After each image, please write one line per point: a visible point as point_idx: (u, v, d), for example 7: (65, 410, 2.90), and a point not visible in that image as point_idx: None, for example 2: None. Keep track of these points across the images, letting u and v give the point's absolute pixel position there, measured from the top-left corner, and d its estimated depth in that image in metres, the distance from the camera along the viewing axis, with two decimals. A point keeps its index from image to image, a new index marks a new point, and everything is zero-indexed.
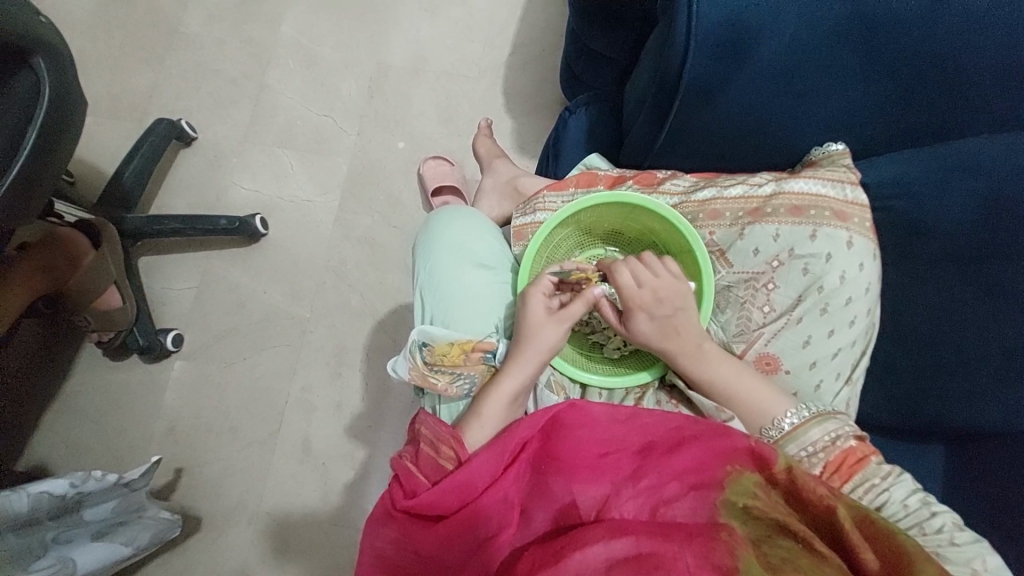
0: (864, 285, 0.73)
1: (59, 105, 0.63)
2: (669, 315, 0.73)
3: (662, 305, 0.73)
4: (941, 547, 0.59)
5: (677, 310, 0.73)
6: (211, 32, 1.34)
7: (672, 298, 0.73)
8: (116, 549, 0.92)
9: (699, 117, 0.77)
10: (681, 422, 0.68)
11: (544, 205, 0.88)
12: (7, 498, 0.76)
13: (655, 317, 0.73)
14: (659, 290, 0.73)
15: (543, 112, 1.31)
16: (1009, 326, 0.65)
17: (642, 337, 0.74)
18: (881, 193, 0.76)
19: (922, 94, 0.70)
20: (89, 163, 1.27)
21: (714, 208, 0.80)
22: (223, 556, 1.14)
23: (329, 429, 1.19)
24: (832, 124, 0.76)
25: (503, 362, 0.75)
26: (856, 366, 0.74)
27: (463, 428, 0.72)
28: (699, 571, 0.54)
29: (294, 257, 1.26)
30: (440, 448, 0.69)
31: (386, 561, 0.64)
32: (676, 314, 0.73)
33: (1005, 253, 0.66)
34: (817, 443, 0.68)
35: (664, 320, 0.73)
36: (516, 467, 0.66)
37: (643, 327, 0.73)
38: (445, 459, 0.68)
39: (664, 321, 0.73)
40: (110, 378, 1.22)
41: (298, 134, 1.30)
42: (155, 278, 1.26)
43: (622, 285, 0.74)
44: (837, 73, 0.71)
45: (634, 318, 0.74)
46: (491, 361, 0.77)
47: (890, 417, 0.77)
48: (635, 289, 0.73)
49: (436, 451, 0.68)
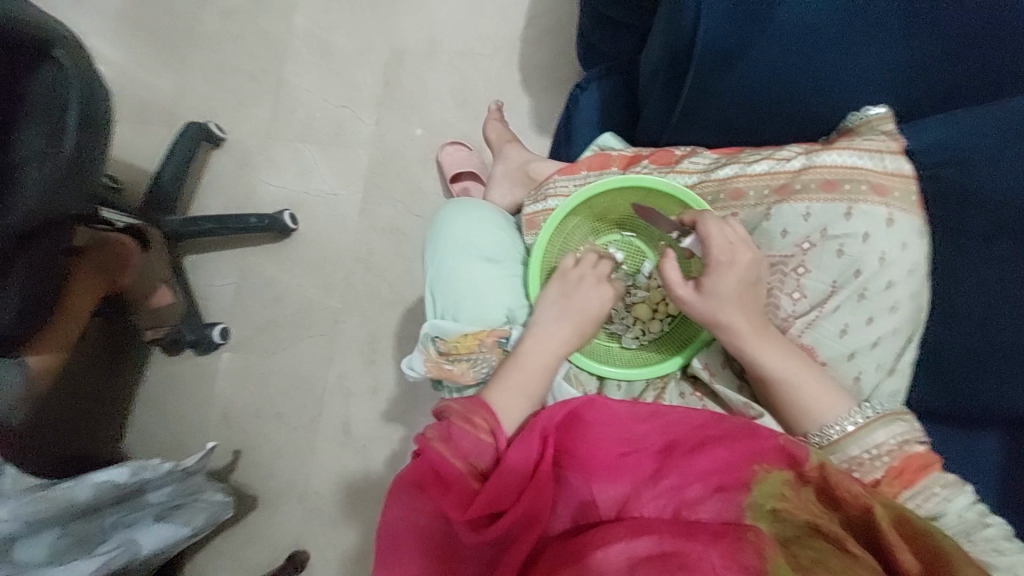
0: (906, 266, 0.66)
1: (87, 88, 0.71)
2: (751, 283, 0.67)
3: (750, 270, 0.67)
4: (988, 556, 0.54)
5: (756, 280, 0.67)
6: (229, 31, 1.36)
7: (759, 265, 0.67)
8: (176, 529, 0.97)
9: (717, 89, 0.72)
10: (704, 420, 0.63)
11: (556, 190, 0.84)
12: (69, 490, 0.82)
13: (740, 278, 0.66)
14: (753, 259, 0.67)
15: (562, 85, 1.25)
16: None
17: (715, 303, 0.66)
18: (927, 161, 0.67)
19: (975, 44, 0.62)
20: (130, 168, 1.33)
21: (737, 186, 0.74)
22: (278, 533, 1.20)
23: (366, 413, 1.23)
24: (871, 83, 0.68)
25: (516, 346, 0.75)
26: (900, 356, 0.67)
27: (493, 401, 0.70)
28: (726, 573, 0.51)
29: (323, 250, 1.28)
30: (473, 420, 0.66)
31: (423, 534, 0.60)
32: (757, 284, 0.68)
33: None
34: (882, 446, 0.62)
35: (746, 287, 0.67)
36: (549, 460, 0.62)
37: (723, 289, 0.66)
38: (482, 431, 0.65)
39: (744, 290, 0.67)
40: (165, 371, 1.30)
41: (318, 126, 1.31)
42: (199, 276, 1.32)
43: (706, 237, 0.66)
44: (873, 23, 0.64)
45: (720, 276, 0.66)
46: (505, 345, 0.77)
47: (942, 404, 0.68)
48: (722, 244, 0.66)
49: (470, 425, 0.65)
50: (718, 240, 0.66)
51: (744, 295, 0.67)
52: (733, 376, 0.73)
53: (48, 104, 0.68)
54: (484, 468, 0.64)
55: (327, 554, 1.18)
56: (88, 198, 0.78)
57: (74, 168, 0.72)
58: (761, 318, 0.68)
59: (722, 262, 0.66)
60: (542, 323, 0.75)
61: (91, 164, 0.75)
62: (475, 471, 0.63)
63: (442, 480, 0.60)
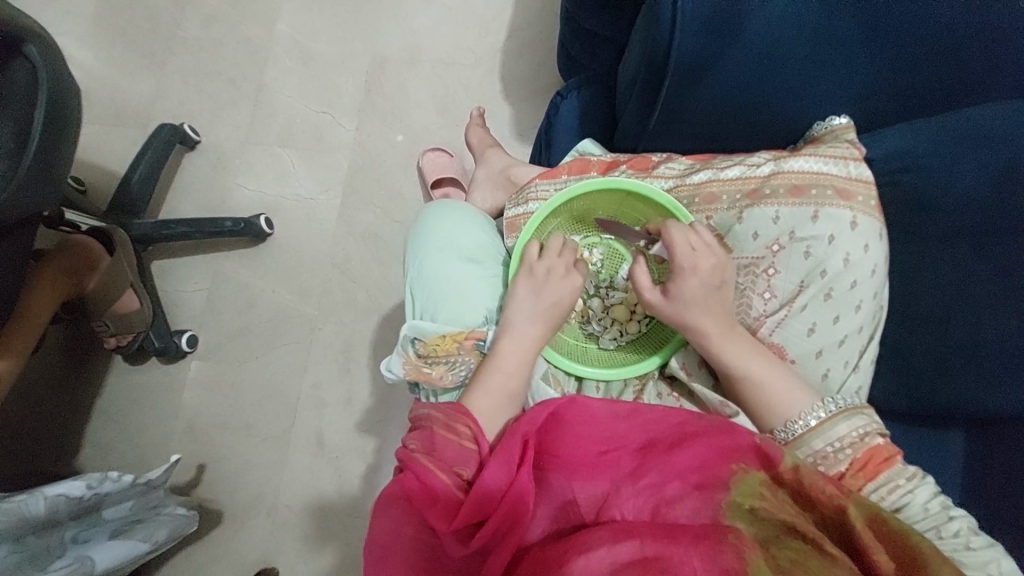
0: (870, 267, 0.69)
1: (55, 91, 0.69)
2: (717, 286, 0.69)
3: (714, 274, 0.70)
4: (957, 551, 0.56)
5: (723, 284, 0.70)
6: (208, 35, 1.35)
7: (722, 269, 0.70)
8: (134, 545, 0.93)
9: (691, 98, 0.75)
10: (683, 418, 0.65)
11: (537, 195, 0.85)
12: (22, 503, 0.77)
13: (705, 283, 0.69)
14: (715, 259, 0.70)
15: (541, 97, 1.28)
16: (1004, 320, 0.61)
17: (688, 302, 0.69)
18: (886, 168, 0.71)
19: (928, 63, 0.67)
20: (99, 170, 1.29)
21: (711, 191, 0.77)
22: (245, 547, 1.16)
23: (340, 423, 1.20)
24: (831, 97, 0.72)
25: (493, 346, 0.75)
26: (863, 353, 0.70)
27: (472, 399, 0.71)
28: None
29: (299, 255, 1.27)
30: (455, 427, 0.67)
31: (407, 546, 0.59)
32: (722, 288, 0.70)
33: (1008, 231, 0.61)
34: (844, 439, 0.64)
35: (712, 289, 0.70)
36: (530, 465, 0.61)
37: (690, 291, 0.69)
38: (465, 438, 0.66)
39: (711, 290, 0.69)
40: (131, 379, 1.25)
41: (297, 131, 1.30)
42: (169, 281, 1.29)
43: (674, 245, 0.70)
44: (837, 44, 0.68)
45: (682, 279, 0.69)
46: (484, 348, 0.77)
47: (902, 402, 0.72)
48: (689, 252, 0.69)
49: (451, 431, 0.66)
50: (681, 245, 0.69)
51: (713, 296, 0.69)
52: (708, 375, 0.75)
53: (14, 102, 0.66)
54: (469, 476, 0.63)
55: (296, 568, 1.15)
56: (49, 202, 0.75)
57: (45, 169, 0.70)
58: (728, 322, 0.69)
59: (686, 268, 0.69)
60: (510, 327, 0.75)
61: (60, 167, 0.73)
62: (460, 482, 0.62)
63: (426, 491, 0.60)
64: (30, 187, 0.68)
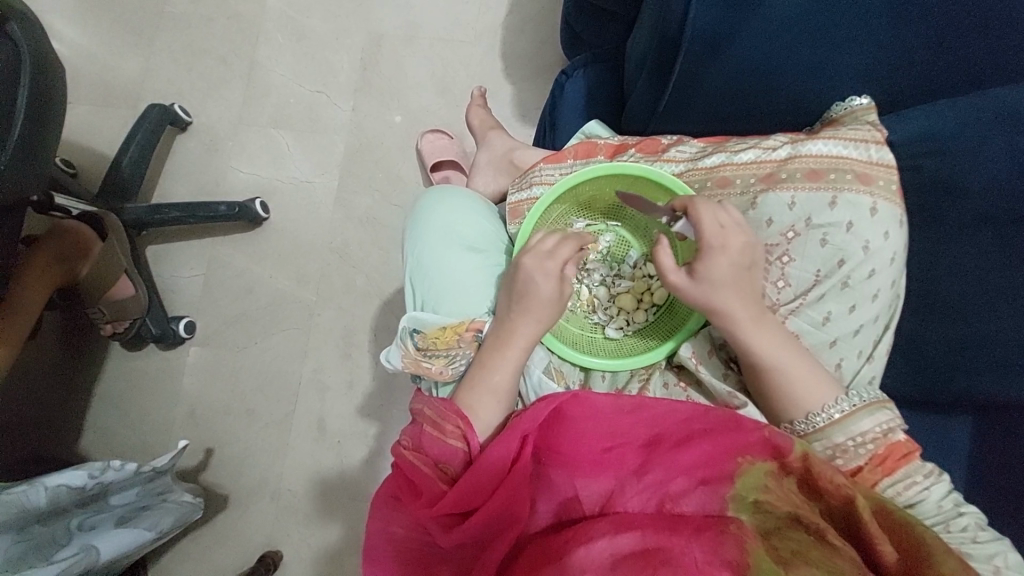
0: (888, 255, 0.67)
1: (39, 67, 0.65)
2: (745, 267, 0.66)
3: (743, 254, 0.65)
4: (963, 544, 0.55)
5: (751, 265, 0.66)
6: (197, 10, 1.30)
7: (752, 249, 0.66)
8: (139, 534, 0.92)
9: (704, 75, 0.72)
10: (690, 412, 0.62)
11: (541, 178, 0.83)
12: (23, 494, 0.75)
13: (735, 262, 0.65)
14: (740, 236, 0.65)
15: (545, 75, 1.24)
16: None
17: (715, 287, 0.65)
18: (909, 152, 0.68)
19: (959, 37, 0.63)
20: (89, 153, 1.25)
21: (723, 175, 0.74)
22: (249, 532, 1.16)
23: (342, 409, 1.19)
24: (853, 72, 0.69)
25: (490, 340, 0.72)
26: (878, 343, 0.68)
27: (476, 389, 0.69)
28: (707, 567, 0.50)
29: (297, 240, 1.24)
30: (443, 425, 0.65)
31: (399, 545, 0.60)
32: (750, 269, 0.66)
33: None
34: (867, 434, 0.62)
35: (741, 270, 0.66)
36: (525, 460, 0.60)
37: (720, 271, 0.65)
38: (453, 437, 0.64)
39: (739, 272, 0.65)
40: (129, 366, 1.23)
41: (292, 112, 1.26)
42: (164, 267, 1.26)
43: (701, 225, 0.65)
44: (862, 17, 0.65)
45: (712, 258, 0.64)
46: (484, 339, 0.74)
47: (914, 389, 0.69)
48: (714, 228, 0.64)
49: (440, 431, 0.64)
50: (710, 224, 0.64)
51: (741, 278, 0.66)
52: (718, 366, 0.73)
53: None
54: (455, 472, 0.63)
55: (300, 551, 1.15)
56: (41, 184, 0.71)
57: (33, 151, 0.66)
58: (758, 306, 0.66)
59: (714, 246, 0.64)
60: (507, 314, 0.72)
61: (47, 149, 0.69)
62: (445, 477, 0.62)
63: (414, 486, 0.61)
64: (20, 169, 0.65)
